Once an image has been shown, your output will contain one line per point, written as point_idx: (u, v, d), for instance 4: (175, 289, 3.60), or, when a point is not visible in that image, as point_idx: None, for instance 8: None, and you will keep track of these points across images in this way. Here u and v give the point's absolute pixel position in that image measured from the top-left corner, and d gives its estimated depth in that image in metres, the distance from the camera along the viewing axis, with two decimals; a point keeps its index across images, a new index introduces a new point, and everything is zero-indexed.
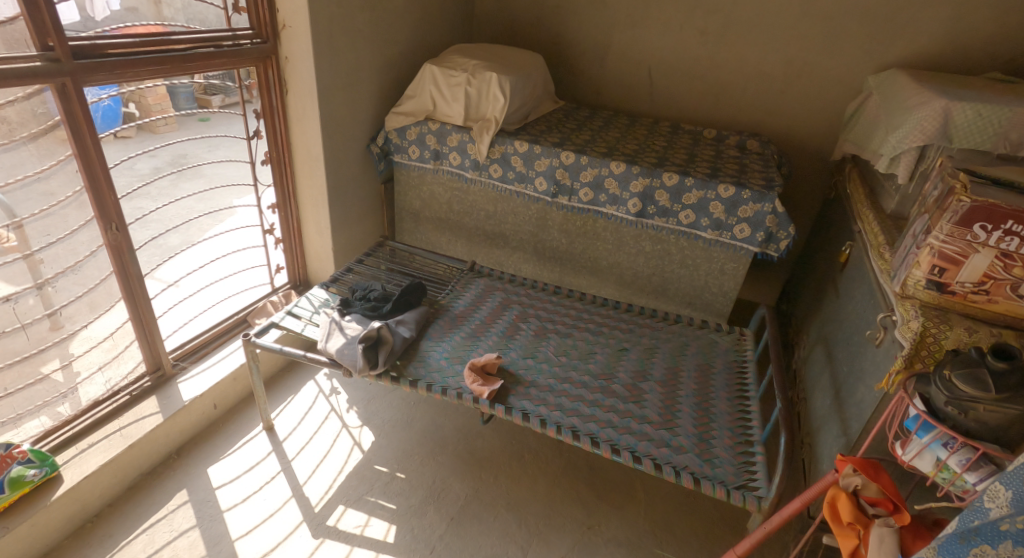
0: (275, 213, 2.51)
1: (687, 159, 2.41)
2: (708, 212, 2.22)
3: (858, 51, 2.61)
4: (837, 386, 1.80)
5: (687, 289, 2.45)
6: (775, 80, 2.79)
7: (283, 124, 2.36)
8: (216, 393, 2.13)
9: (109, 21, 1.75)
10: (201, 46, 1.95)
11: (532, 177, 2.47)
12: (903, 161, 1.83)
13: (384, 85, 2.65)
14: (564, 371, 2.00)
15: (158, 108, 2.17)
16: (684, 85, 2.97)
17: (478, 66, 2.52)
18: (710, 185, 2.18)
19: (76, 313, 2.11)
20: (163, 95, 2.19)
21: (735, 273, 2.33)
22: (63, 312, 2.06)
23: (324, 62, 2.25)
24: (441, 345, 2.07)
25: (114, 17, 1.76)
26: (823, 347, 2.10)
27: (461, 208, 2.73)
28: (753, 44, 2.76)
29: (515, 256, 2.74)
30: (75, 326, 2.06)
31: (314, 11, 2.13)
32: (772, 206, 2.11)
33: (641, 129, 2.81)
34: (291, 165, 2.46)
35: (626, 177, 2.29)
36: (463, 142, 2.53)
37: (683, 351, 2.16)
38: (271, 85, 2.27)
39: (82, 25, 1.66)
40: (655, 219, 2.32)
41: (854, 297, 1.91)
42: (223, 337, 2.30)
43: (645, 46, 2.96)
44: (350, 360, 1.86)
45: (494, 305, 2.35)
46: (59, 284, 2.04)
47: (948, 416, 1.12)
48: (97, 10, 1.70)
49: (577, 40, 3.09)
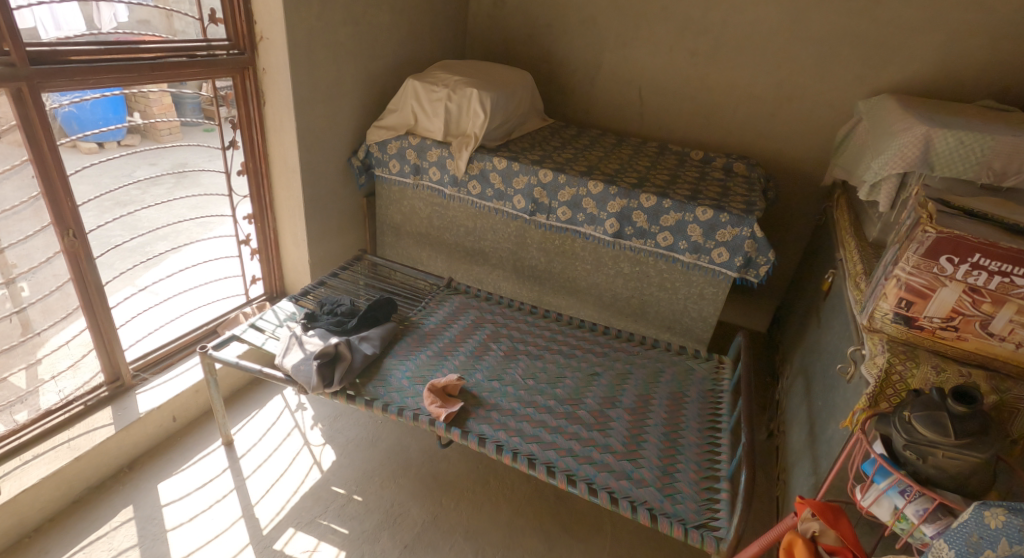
0: (250, 223, 2.48)
1: (669, 181, 2.35)
2: (686, 235, 2.15)
3: (849, 75, 2.56)
4: (811, 421, 1.72)
5: (666, 314, 2.36)
6: (765, 103, 2.74)
7: (261, 136, 2.34)
8: (176, 405, 2.08)
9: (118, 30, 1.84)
10: (173, 55, 1.95)
11: (510, 195, 2.43)
12: (884, 188, 1.77)
13: (367, 98, 2.63)
14: (530, 395, 1.93)
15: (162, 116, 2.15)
16: (674, 106, 2.92)
17: (460, 81, 2.50)
18: (688, 208, 2.11)
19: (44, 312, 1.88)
20: (167, 106, 2.17)
21: (715, 299, 2.24)
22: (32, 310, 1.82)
23: (303, 74, 2.24)
24: (404, 364, 2.01)
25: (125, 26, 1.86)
26: (803, 378, 2.02)
27: (441, 224, 2.69)
28: (743, 66, 2.72)
29: (495, 274, 2.69)
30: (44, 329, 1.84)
31: (290, 23, 2.12)
32: (750, 231, 2.04)
33: (627, 148, 2.76)
34: (268, 177, 2.44)
35: (604, 197, 2.24)
36: (442, 157, 2.50)
37: (657, 377, 2.09)
38: (248, 96, 2.25)
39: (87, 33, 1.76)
40: (633, 240, 2.25)
41: (832, 328, 1.83)
42: (188, 348, 2.27)
43: (635, 66, 2.93)
44: (304, 378, 1.80)
45: (466, 323, 2.30)
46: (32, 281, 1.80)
47: (907, 462, 1.04)
48: (104, 21, 1.79)
49: (567, 58, 3.06)
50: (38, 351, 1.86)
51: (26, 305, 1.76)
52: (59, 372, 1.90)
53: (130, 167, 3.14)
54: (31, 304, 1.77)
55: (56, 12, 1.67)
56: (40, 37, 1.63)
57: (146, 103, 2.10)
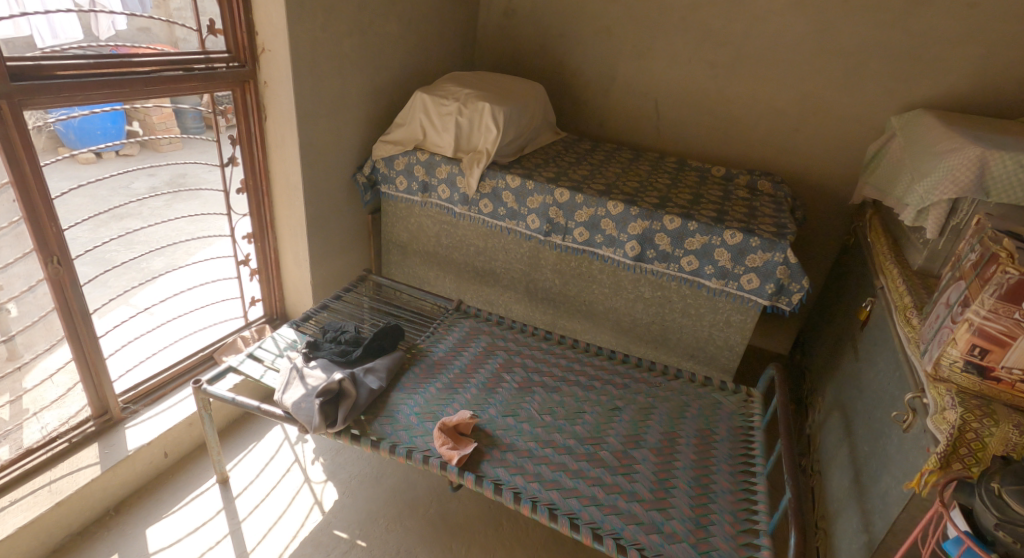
0: (250, 243, 2.36)
1: (693, 201, 2.21)
2: (712, 259, 2.01)
3: (879, 89, 2.43)
4: (857, 467, 1.58)
5: (689, 341, 2.23)
6: (789, 118, 2.61)
7: (261, 152, 2.22)
8: (168, 440, 1.96)
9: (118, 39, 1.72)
10: (169, 68, 1.83)
11: (523, 214, 2.30)
12: (932, 214, 1.64)
13: (373, 111, 2.51)
14: (547, 434, 1.81)
15: (163, 126, 2.05)
16: (693, 119, 2.79)
17: (471, 95, 2.38)
18: (715, 231, 1.98)
19: (33, 339, 1.72)
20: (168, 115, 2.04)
21: (743, 327, 2.10)
22: (20, 338, 1.68)
23: (306, 88, 2.12)
24: (413, 398, 1.89)
25: (126, 35, 1.74)
26: (842, 415, 1.88)
27: (450, 243, 2.56)
28: (767, 78, 2.59)
29: (506, 295, 2.56)
30: (34, 357, 1.71)
31: (293, 33, 2.00)
32: (782, 256, 1.90)
33: (645, 164, 2.63)
34: (270, 195, 2.32)
35: (624, 219, 2.11)
36: (452, 174, 2.38)
37: (683, 413, 1.96)
38: (249, 110, 2.13)
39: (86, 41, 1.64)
40: (655, 264, 2.12)
41: (876, 363, 1.69)
42: (182, 377, 2.17)
43: (651, 78, 2.80)
44: (305, 417, 1.66)
45: (477, 351, 2.17)
46: (20, 306, 1.67)
47: (998, 542, 0.90)
48: (103, 29, 1.67)
49: (580, 70, 2.94)
50: (25, 381, 1.73)
51: (14, 333, 1.66)
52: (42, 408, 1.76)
53: (131, 180, 2.98)
54: (15, 333, 1.66)
55: (52, 20, 1.57)
56: (35, 46, 1.55)
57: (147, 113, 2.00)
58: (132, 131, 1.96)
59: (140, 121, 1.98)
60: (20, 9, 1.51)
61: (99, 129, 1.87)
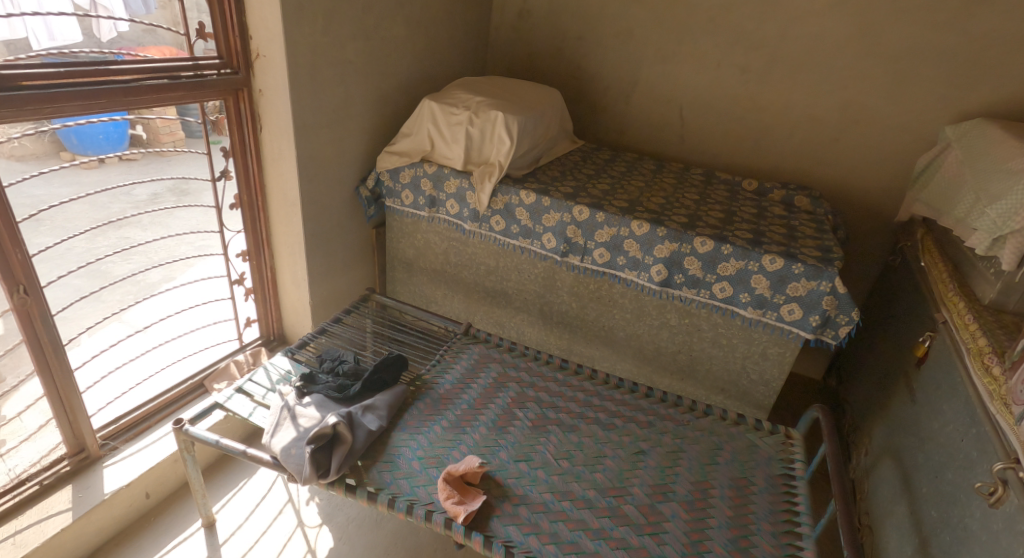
0: (244, 261, 2.20)
1: (724, 220, 2.01)
2: (748, 286, 1.81)
3: (931, 97, 2.21)
4: (923, 535, 1.37)
5: (719, 373, 2.03)
6: (828, 127, 2.40)
7: (256, 164, 2.06)
8: (149, 480, 1.81)
9: (118, 41, 1.62)
10: (153, 77, 1.67)
11: (538, 233, 2.12)
12: (1010, 244, 1.43)
13: (377, 120, 2.34)
14: (565, 483, 1.63)
15: (167, 131, 1.94)
16: (722, 127, 2.59)
17: (483, 103, 2.20)
18: (752, 255, 1.78)
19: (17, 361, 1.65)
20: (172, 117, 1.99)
21: (781, 360, 1.89)
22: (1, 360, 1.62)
23: (303, 96, 1.95)
24: (416, 440, 1.72)
25: (127, 36, 1.64)
26: (896, 465, 1.67)
27: (458, 261, 2.38)
28: (803, 84, 2.38)
29: (518, 318, 2.37)
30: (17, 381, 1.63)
31: (290, 38, 1.83)
32: (829, 286, 1.69)
33: (669, 176, 2.44)
34: (265, 211, 2.16)
35: (649, 240, 1.91)
36: (462, 188, 2.20)
37: (714, 457, 1.77)
38: (243, 120, 1.97)
39: (86, 44, 1.55)
40: (683, 290, 1.92)
41: (943, 411, 1.48)
42: (168, 408, 2.03)
43: (676, 83, 2.61)
44: (295, 466, 1.49)
45: (487, 383, 1.99)
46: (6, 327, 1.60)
47: None
48: (103, 31, 1.57)
49: (599, 74, 2.75)
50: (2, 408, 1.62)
51: None
52: (13, 445, 1.62)
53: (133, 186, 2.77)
54: None
55: (51, 23, 1.47)
56: (29, 48, 1.44)
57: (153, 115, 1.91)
58: (136, 135, 1.87)
59: (144, 126, 1.90)
60: (15, 9, 1.39)
61: (102, 133, 1.76)
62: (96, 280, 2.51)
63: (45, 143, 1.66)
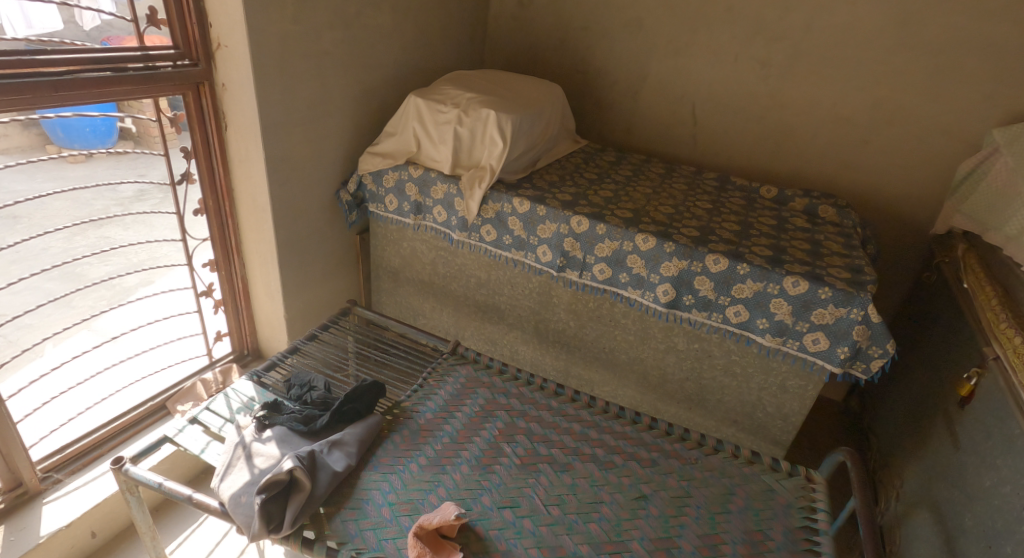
0: (211, 271, 2.02)
1: (741, 233, 1.79)
2: (767, 311, 1.59)
3: (975, 95, 1.97)
4: None
5: (732, 405, 1.82)
6: (856, 129, 2.17)
7: (222, 167, 1.87)
8: (94, 518, 1.67)
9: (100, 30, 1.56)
10: (93, 68, 1.47)
11: (533, 245, 1.91)
12: None
13: (360, 117, 2.14)
14: (554, 537, 1.44)
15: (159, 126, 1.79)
16: (738, 128, 2.36)
17: (474, 99, 2.00)
18: (772, 276, 1.56)
19: None
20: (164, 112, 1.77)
21: (803, 394, 1.68)
22: None
23: (271, 91, 1.76)
24: (388, 481, 1.53)
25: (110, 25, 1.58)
26: (938, 521, 1.46)
27: (447, 272, 2.18)
28: (830, 79, 2.15)
29: (511, 335, 2.17)
30: None
31: (253, 25, 1.64)
32: (862, 314, 1.47)
33: (680, 181, 2.22)
34: (233, 217, 1.97)
35: (656, 256, 1.70)
36: (450, 194, 1.99)
37: (725, 505, 1.57)
38: (206, 118, 1.78)
39: (67, 33, 1.49)
40: (693, 313, 1.71)
41: (998, 468, 1.28)
42: (122, 435, 1.87)
43: (689, 78, 2.38)
44: (243, 519, 1.32)
45: (473, 412, 1.80)
46: None
47: None
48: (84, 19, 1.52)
49: (605, 68, 2.53)
50: None
51: None
52: None
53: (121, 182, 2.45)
54: None
55: (27, 9, 1.41)
56: (6, 35, 1.37)
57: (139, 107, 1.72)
58: (125, 129, 1.77)
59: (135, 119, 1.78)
60: None
61: (88, 127, 1.71)
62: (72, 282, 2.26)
63: (30, 135, 1.65)
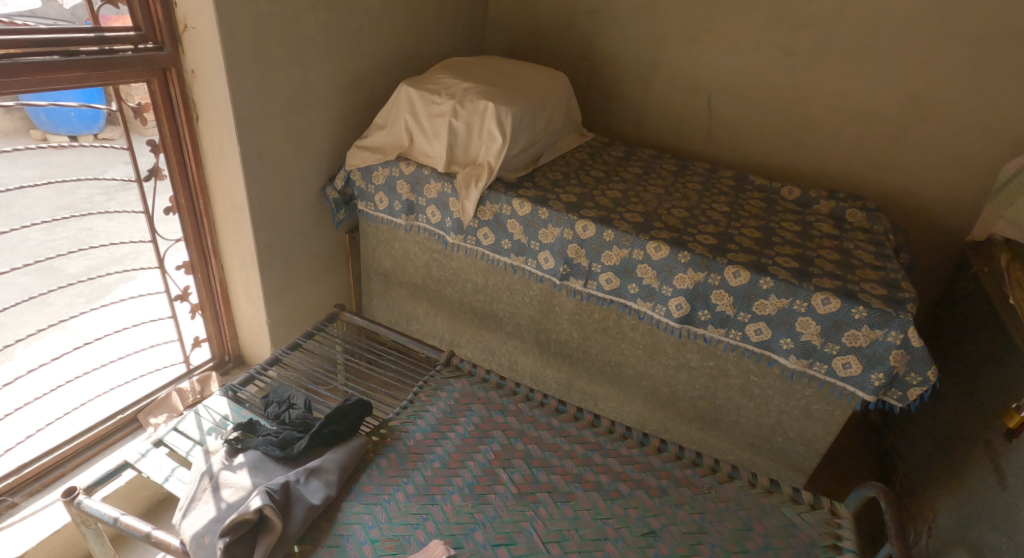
0: (187, 273, 1.87)
1: (763, 241, 1.63)
2: (792, 330, 1.44)
3: (1021, 89, 1.79)
4: None
5: (749, 427, 1.67)
6: (887, 124, 1.99)
7: (195, 162, 1.72)
8: (53, 545, 1.59)
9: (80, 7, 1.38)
10: (35, 52, 1.32)
11: (534, 250, 1.75)
12: None
13: (347, 108, 1.97)
14: None
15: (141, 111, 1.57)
16: (757, 122, 2.19)
17: (471, 89, 1.83)
18: (799, 292, 1.41)
19: None
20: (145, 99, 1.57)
21: (828, 421, 1.53)
22: None
23: (245, 79, 1.59)
24: (371, 515, 1.39)
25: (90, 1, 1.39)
26: None
27: (441, 276, 2.03)
28: (859, 70, 1.97)
29: (510, 344, 2.02)
30: None
31: (222, 5, 1.47)
32: (900, 337, 1.32)
33: (694, 179, 2.05)
34: (209, 216, 1.82)
35: (669, 267, 1.54)
36: (444, 194, 1.83)
37: (742, 543, 1.42)
38: (175, 108, 1.62)
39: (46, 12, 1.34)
40: (709, 329, 1.55)
41: None
42: (88, 452, 1.75)
43: (704, 67, 2.20)
44: None
45: (467, 432, 1.65)
46: None
47: None
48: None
49: (614, 55, 2.35)
50: None
51: None
52: None
53: None
54: None
55: None
56: None
57: (129, 91, 1.53)
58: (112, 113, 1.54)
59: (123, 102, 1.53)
60: None
61: (74, 109, 1.49)
62: (47, 280, 1.69)
63: (12, 119, 1.41)
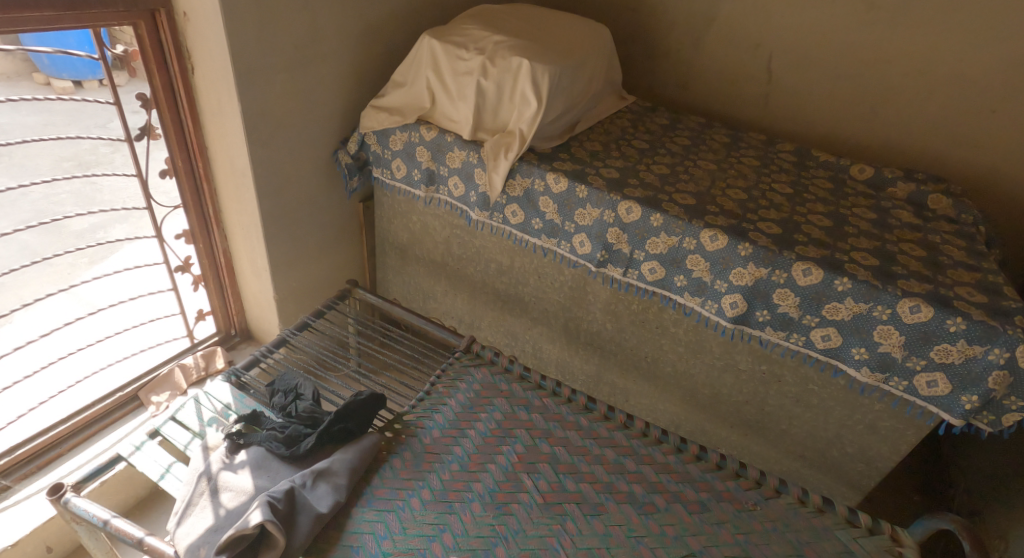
0: (187, 243, 1.72)
1: (833, 231, 1.42)
2: (868, 339, 1.25)
3: None
4: None
5: (800, 438, 1.51)
6: (978, 96, 1.73)
7: (192, 120, 1.53)
8: (49, 532, 1.50)
9: None
10: None
11: (568, 232, 1.56)
12: None
13: (362, 62, 1.76)
14: None
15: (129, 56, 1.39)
16: (823, 88, 1.93)
17: (503, 43, 1.60)
18: (881, 296, 1.21)
19: None
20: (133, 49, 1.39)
21: (896, 439, 1.36)
22: None
23: (245, 27, 1.39)
24: (382, 525, 1.26)
25: None
26: None
27: (462, 253, 1.85)
28: (953, 30, 1.70)
29: (535, 331, 1.86)
30: None
31: None
32: (1005, 357, 1.12)
33: (749, 153, 1.82)
34: (210, 180, 1.65)
35: (725, 259, 1.35)
36: (469, 164, 1.63)
37: None
38: (166, 57, 1.43)
39: None
40: (767, 332, 1.37)
41: None
42: (86, 431, 1.64)
43: (767, 23, 1.93)
44: None
45: (488, 430, 1.51)
46: None
47: None
48: None
49: (662, 7, 2.08)
50: None
51: None
52: None
53: None
54: None
55: None
56: None
57: (116, 36, 1.35)
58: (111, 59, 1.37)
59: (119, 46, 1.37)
60: None
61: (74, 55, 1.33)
62: (50, 240, 1.53)
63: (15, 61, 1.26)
